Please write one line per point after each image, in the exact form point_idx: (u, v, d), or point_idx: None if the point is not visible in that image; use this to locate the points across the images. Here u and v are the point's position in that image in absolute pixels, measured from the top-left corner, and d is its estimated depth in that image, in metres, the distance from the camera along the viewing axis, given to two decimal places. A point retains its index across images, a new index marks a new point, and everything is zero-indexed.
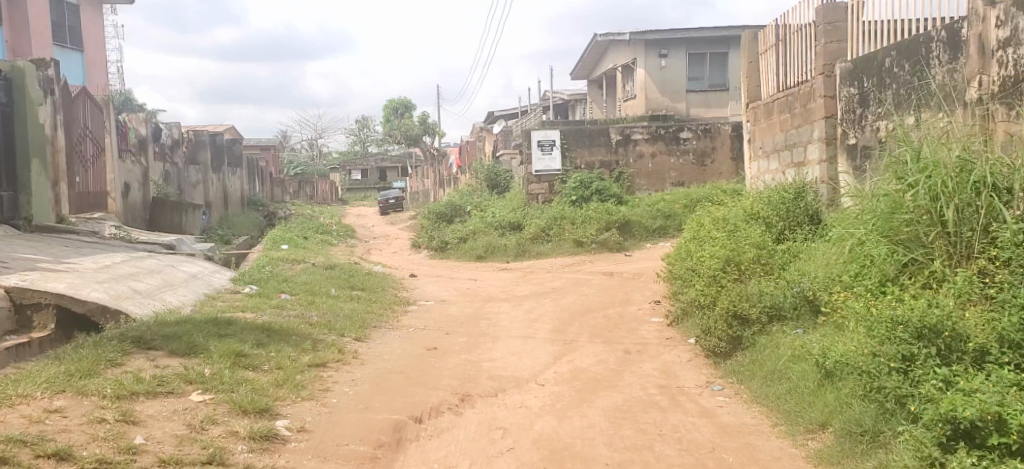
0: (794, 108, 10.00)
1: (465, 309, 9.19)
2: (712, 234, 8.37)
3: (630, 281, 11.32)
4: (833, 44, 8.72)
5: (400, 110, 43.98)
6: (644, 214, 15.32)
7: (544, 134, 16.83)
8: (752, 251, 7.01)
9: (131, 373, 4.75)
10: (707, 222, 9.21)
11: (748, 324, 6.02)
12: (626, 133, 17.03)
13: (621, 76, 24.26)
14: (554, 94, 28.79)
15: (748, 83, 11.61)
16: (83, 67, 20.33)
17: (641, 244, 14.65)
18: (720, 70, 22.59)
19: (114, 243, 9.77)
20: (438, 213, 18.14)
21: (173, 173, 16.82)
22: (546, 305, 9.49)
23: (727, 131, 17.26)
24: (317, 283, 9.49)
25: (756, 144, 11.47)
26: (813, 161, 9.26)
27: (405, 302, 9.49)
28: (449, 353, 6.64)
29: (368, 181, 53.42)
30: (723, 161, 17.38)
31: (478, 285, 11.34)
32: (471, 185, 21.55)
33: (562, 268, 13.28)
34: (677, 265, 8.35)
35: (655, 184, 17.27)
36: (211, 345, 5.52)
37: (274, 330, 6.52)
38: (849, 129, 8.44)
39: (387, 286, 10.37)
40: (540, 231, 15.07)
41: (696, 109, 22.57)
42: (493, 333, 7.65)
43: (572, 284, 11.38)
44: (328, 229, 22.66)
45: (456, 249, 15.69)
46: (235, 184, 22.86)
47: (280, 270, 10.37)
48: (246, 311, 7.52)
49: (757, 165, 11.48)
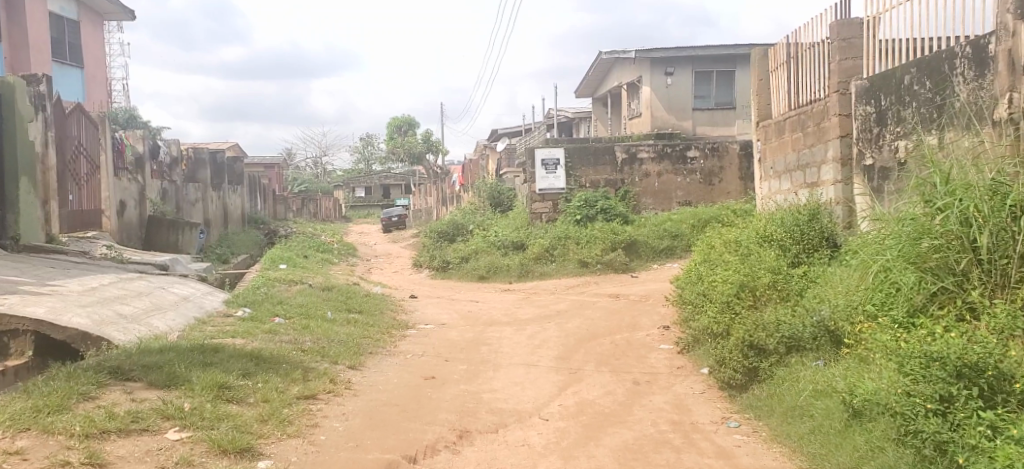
0: (807, 126, 9.72)
1: (466, 334, 8.86)
2: (724, 258, 8.05)
3: (637, 304, 10.98)
4: (848, 61, 8.42)
5: (404, 128, 43.85)
6: (650, 234, 15.01)
7: (548, 152, 16.56)
8: (767, 277, 6.69)
9: (104, 408, 4.43)
10: (718, 246, 8.90)
11: (765, 356, 5.68)
12: (632, 151, 16.76)
13: (626, 94, 24.03)
14: (558, 112, 28.59)
15: (759, 101, 11.33)
16: (83, 84, 20.16)
17: (647, 265, 14.31)
18: (727, 88, 22.33)
19: (104, 264, 9.48)
20: (440, 231, 17.84)
21: (171, 190, 16.57)
22: (550, 329, 9.15)
23: (735, 150, 16.96)
24: (313, 306, 9.16)
25: (767, 164, 11.16)
26: (828, 182, 8.95)
27: (404, 325, 9.16)
28: (448, 383, 6.30)
29: (372, 199, 53.20)
30: (731, 180, 17.05)
31: (480, 307, 11.00)
32: (474, 203, 21.27)
33: (567, 289, 12.94)
34: (688, 290, 8.03)
35: (662, 203, 16.97)
36: (193, 375, 5.20)
37: (264, 357, 6.20)
38: (865, 149, 8.13)
39: (386, 308, 10.04)
40: (544, 251, 14.75)
41: (702, 128, 22.35)
42: (495, 360, 7.31)
43: (576, 307, 11.04)
44: (330, 247, 22.36)
45: (458, 269, 15.37)
46: (235, 202, 22.62)
47: (275, 291, 10.06)
48: (235, 336, 7.20)
49: (768, 185, 11.17)
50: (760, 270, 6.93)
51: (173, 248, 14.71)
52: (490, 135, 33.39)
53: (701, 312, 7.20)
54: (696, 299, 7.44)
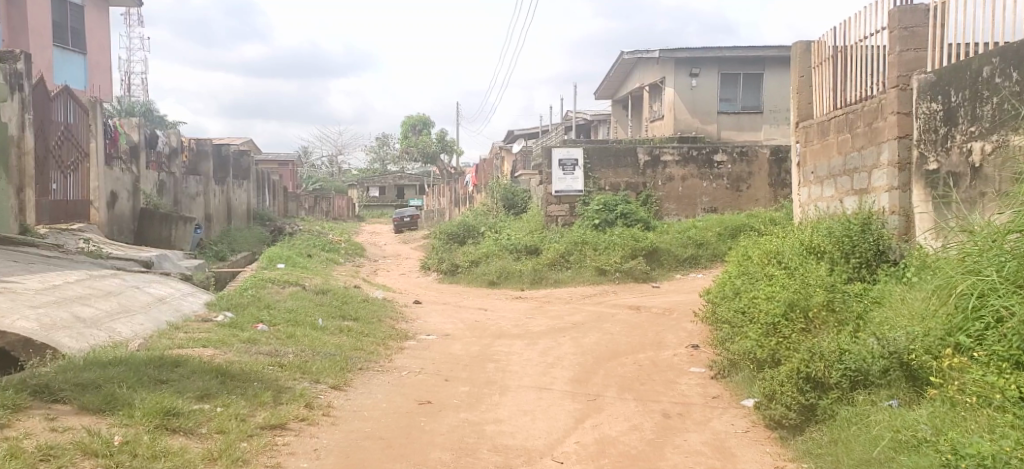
0: (856, 127, 8.76)
1: (471, 347, 7.94)
2: (764, 272, 7.14)
3: (659, 319, 10.03)
4: (910, 52, 7.42)
5: (418, 127, 43.03)
6: (673, 241, 14.08)
7: (566, 152, 15.61)
8: (822, 296, 5.77)
9: (11, 439, 3.56)
10: (754, 257, 7.98)
11: (824, 392, 4.76)
12: (655, 154, 15.82)
13: (648, 96, 23.09)
14: (576, 113, 27.67)
15: (799, 100, 10.37)
16: (86, 71, 19.45)
17: (669, 275, 13.37)
18: (754, 91, 21.32)
19: (77, 260, 8.63)
20: (450, 233, 16.95)
21: (170, 182, 15.77)
22: (565, 344, 8.23)
23: (765, 155, 15.98)
24: (303, 311, 8.28)
25: (807, 168, 10.19)
26: (881, 188, 7.96)
27: (403, 336, 8.26)
28: (446, 410, 5.39)
29: (386, 199, 52.43)
30: (760, 186, 16.05)
31: (488, 317, 10.09)
32: (487, 205, 20.36)
33: (583, 299, 12.02)
34: (723, 307, 7.13)
35: (686, 209, 16.00)
36: (137, 397, 4.33)
37: (231, 374, 5.32)
38: (927, 151, 7.15)
39: (385, 315, 9.14)
40: (559, 257, 13.83)
41: (727, 132, 21.40)
42: (502, 381, 6.40)
43: (594, 320, 10.11)
44: (336, 247, 21.54)
45: (467, 273, 14.46)
46: (241, 197, 21.86)
47: (265, 294, 9.19)
48: (207, 346, 6.32)
49: (807, 190, 10.20)
50: (812, 287, 6.01)
51: (166, 242, 13.89)
52: (505, 136, 32.51)
53: (741, 334, 6.29)
54: (736, 318, 6.54)
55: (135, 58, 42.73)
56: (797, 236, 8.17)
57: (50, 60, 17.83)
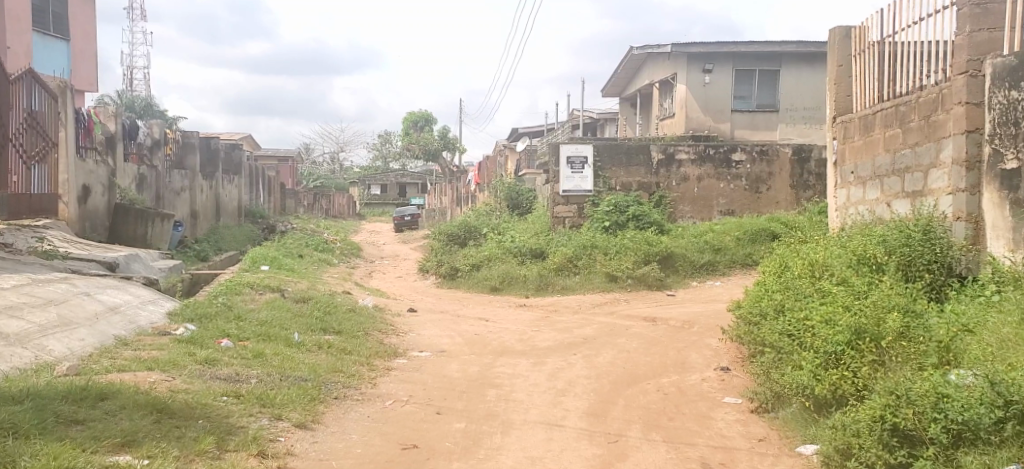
0: (907, 121, 7.75)
1: (468, 368, 6.92)
2: (811, 286, 6.14)
3: (679, 334, 9.01)
4: (982, 33, 6.40)
5: (420, 124, 41.85)
6: (689, 246, 13.06)
7: (574, 149, 14.60)
8: (896, 319, 4.79)
9: None
10: (793, 269, 6.96)
11: (917, 450, 3.77)
12: (670, 151, 14.79)
13: (657, 93, 22.08)
14: (583, 110, 26.60)
15: (836, 92, 9.39)
16: (69, 58, 18.38)
17: (685, 282, 12.35)
18: (771, 89, 20.27)
19: (24, 262, 7.58)
20: (450, 234, 15.91)
21: (151, 176, 14.72)
22: (575, 364, 7.21)
23: (787, 155, 14.94)
24: (277, 324, 7.27)
25: (846, 167, 9.15)
26: (941, 191, 6.94)
27: (392, 353, 7.25)
28: (435, 457, 4.39)
29: (388, 197, 51.41)
30: (780, 187, 15.01)
31: (489, 328, 9.06)
32: (490, 204, 19.33)
33: (593, 308, 10.99)
34: (765, 328, 6.13)
35: (700, 211, 14.97)
36: (26, 452, 3.34)
37: (170, 408, 4.31)
38: (1004, 146, 6.11)
39: (373, 327, 8.12)
40: (566, 261, 12.77)
41: (740, 131, 20.31)
42: (504, 415, 5.39)
43: (606, 333, 9.09)
44: (331, 246, 20.53)
45: (468, 278, 13.45)
46: (231, 193, 20.85)
47: (238, 302, 8.17)
48: (155, 367, 5.30)
49: (845, 192, 9.17)
50: (880, 309, 5.01)
51: (141, 242, 12.79)
52: (509, 134, 31.42)
53: (792, 362, 5.31)
54: (782, 341, 5.55)
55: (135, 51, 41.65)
56: (842, 246, 7.14)
57: (30, 45, 16.75)
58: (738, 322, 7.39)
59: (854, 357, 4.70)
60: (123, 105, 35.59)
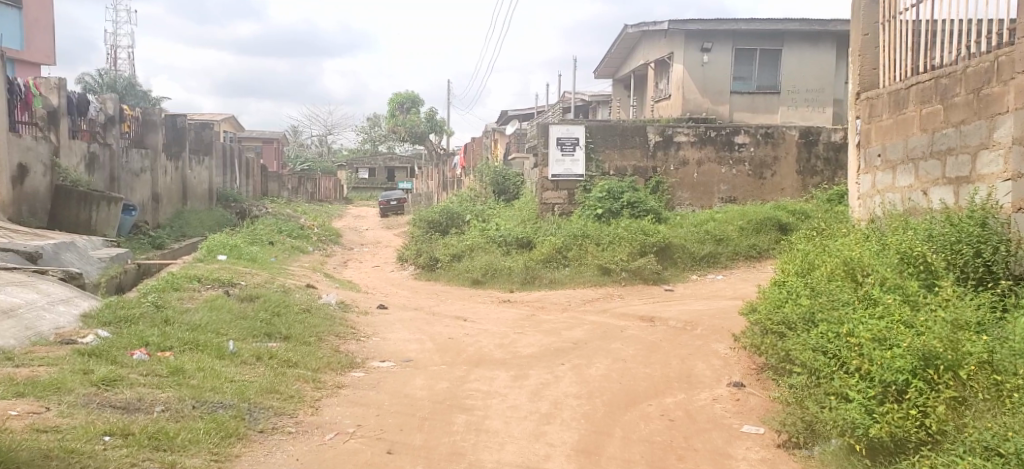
0: (946, 96, 6.65)
1: (434, 383, 5.84)
2: (849, 292, 5.07)
3: (681, 338, 7.95)
4: None
5: (406, 106, 40.32)
6: (688, 236, 11.99)
7: (565, 130, 13.47)
8: (976, 342, 3.77)
9: None
10: (821, 269, 5.89)
11: None
12: (668, 133, 13.67)
13: (653, 74, 20.92)
14: (574, 92, 25.38)
15: (860, 66, 8.30)
16: (20, 28, 17.02)
17: (684, 276, 11.28)
18: (772, 69, 19.17)
19: None
20: (430, 221, 14.78)
21: (104, 156, 13.47)
22: (563, 378, 6.14)
23: (794, 137, 13.86)
24: (212, 331, 6.14)
25: (871, 149, 8.03)
26: (997, 177, 5.90)
27: (347, 365, 6.16)
28: None
29: (376, 182, 50.10)
30: (786, 173, 13.93)
31: (465, 330, 7.96)
32: (474, 189, 18.18)
33: (583, 305, 9.91)
34: (795, 342, 5.07)
35: (701, 198, 13.90)
36: None
37: (15, 459, 3.23)
38: None
39: (329, 331, 7.01)
40: (555, 253, 11.68)
41: (740, 114, 19.21)
42: (472, 454, 4.32)
43: (599, 336, 8.01)
44: (308, 232, 19.37)
45: (448, 270, 12.34)
46: (201, 175, 19.60)
47: (174, 302, 7.04)
48: (28, 395, 4.16)
49: (869, 178, 8.05)
50: (952, 325, 3.99)
51: (84, 228, 11.30)
52: (498, 116, 30.13)
53: (832, 390, 4.27)
54: (820, 362, 4.51)
55: (118, 28, 40.06)
56: (878, 242, 6.05)
57: None
58: (754, 330, 6.31)
59: (924, 393, 3.69)
60: (103, 85, 34.13)
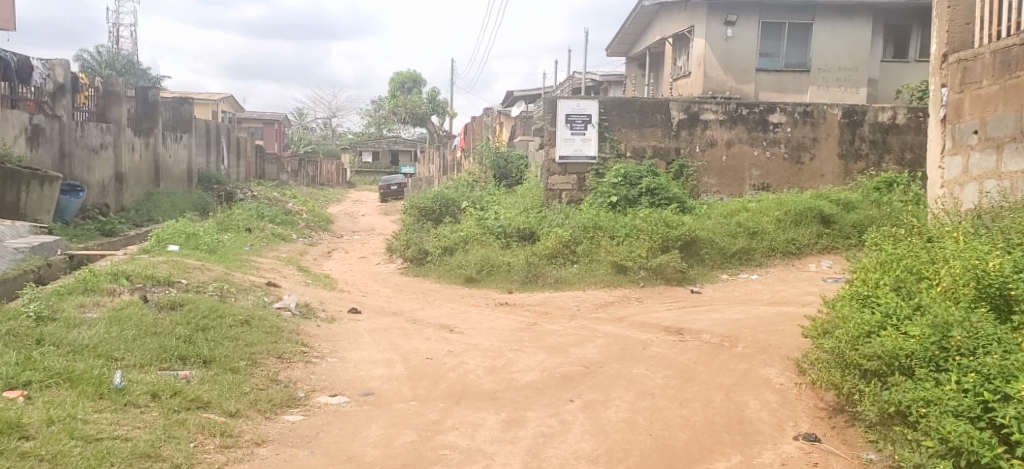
0: None
1: (395, 434, 4.23)
2: (999, 329, 3.46)
3: (718, 359, 6.31)
4: None
5: (409, 86, 38.61)
6: (716, 228, 10.37)
7: (576, 105, 11.82)
8: None
9: None
10: (929, 284, 4.26)
11: None
12: (693, 110, 12.01)
13: (670, 49, 19.19)
14: (585, 72, 23.62)
15: (949, 19, 6.50)
16: None
17: (712, 276, 9.65)
18: (802, 45, 17.40)
19: None
20: (423, 208, 13.14)
21: (52, 129, 11.85)
22: (572, 426, 4.52)
23: (835, 117, 12.17)
24: (96, 360, 4.54)
25: (963, 124, 6.29)
26: None
27: (280, 404, 4.55)
28: None
29: (380, 165, 48.44)
30: (826, 158, 12.25)
31: (449, 347, 6.35)
32: (474, 173, 16.52)
33: (595, 311, 8.29)
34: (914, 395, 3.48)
35: (729, 185, 12.24)
36: None
37: None
38: None
39: (271, 351, 5.40)
40: (562, 247, 10.03)
41: (766, 94, 17.44)
42: None
43: (617, 356, 6.37)
44: (295, 218, 17.77)
45: (439, 265, 10.72)
46: (178, 154, 18.00)
47: (69, 311, 5.45)
48: None
49: (960, 160, 6.33)
50: None
51: (12, 211, 9.49)
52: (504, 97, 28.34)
53: None
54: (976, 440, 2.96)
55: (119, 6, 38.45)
56: (1007, 248, 4.40)
57: None
58: (826, 361, 4.64)
59: None
60: (102, 63, 32.57)
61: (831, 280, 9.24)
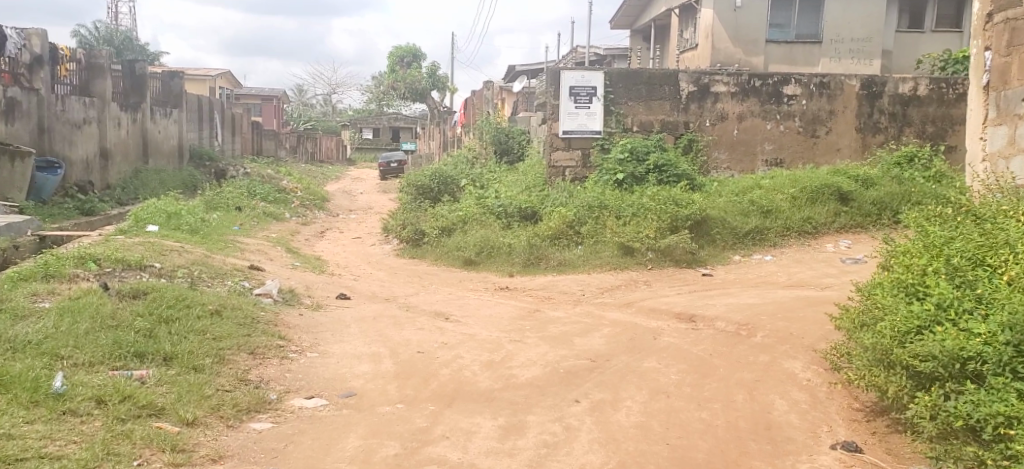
0: None
1: (375, 445, 3.68)
2: None
3: (737, 351, 5.75)
4: None
5: (408, 60, 37.84)
6: (728, 207, 9.80)
7: (580, 76, 11.17)
8: None
9: None
10: (996, 275, 3.68)
11: None
12: (704, 82, 11.37)
13: (677, 21, 18.49)
14: (588, 45, 22.89)
15: None
16: None
17: (724, 257, 9.09)
18: (814, 15, 16.67)
19: None
20: (419, 185, 12.55)
21: (28, 103, 11.24)
22: (578, 433, 3.98)
23: (853, 89, 11.54)
24: (36, 359, 3.99)
25: (1011, 92, 5.68)
26: None
27: (247, 409, 4.01)
28: None
29: (380, 142, 47.69)
30: (843, 131, 11.63)
31: (442, 338, 5.79)
32: (474, 149, 15.89)
33: (600, 296, 7.73)
34: None
35: (741, 160, 11.63)
36: None
37: None
38: None
39: (243, 347, 4.85)
40: (565, 227, 9.46)
41: (777, 66, 16.73)
42: None
43: (625, 347, 5.82)
44: (290, 197, 17.19)
45: (435, 246, 10.16)
46: (167, 130, 17.37)
47: (19, 301, 4.90)
48: None
49: (1006, 131, 5.74)
50: None
51: None
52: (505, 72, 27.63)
53: None
54: None
55: None
56: None
57: None
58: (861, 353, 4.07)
59: None
60: (98, 39, 31.81)
61: (850, 262, 8.68)
